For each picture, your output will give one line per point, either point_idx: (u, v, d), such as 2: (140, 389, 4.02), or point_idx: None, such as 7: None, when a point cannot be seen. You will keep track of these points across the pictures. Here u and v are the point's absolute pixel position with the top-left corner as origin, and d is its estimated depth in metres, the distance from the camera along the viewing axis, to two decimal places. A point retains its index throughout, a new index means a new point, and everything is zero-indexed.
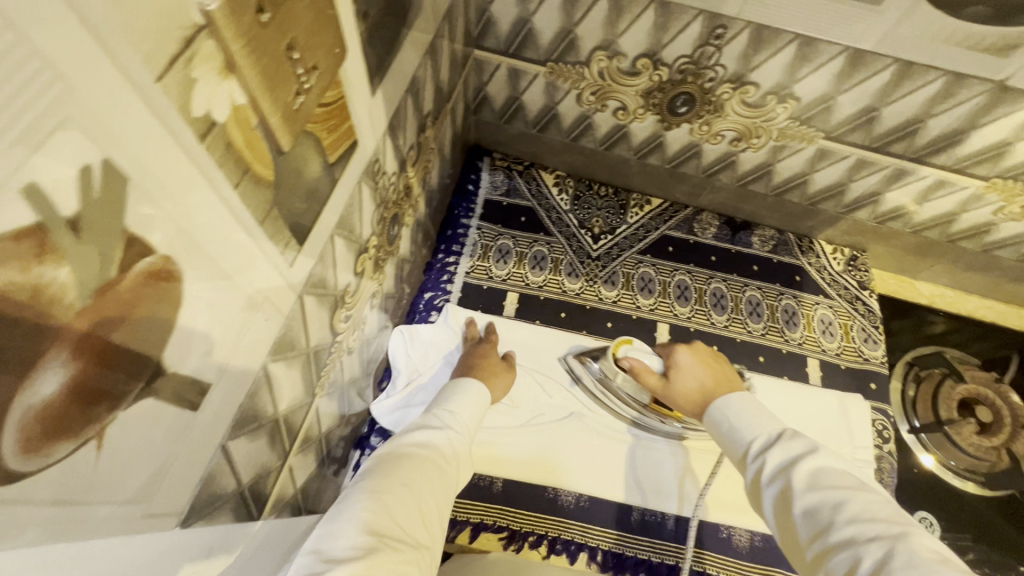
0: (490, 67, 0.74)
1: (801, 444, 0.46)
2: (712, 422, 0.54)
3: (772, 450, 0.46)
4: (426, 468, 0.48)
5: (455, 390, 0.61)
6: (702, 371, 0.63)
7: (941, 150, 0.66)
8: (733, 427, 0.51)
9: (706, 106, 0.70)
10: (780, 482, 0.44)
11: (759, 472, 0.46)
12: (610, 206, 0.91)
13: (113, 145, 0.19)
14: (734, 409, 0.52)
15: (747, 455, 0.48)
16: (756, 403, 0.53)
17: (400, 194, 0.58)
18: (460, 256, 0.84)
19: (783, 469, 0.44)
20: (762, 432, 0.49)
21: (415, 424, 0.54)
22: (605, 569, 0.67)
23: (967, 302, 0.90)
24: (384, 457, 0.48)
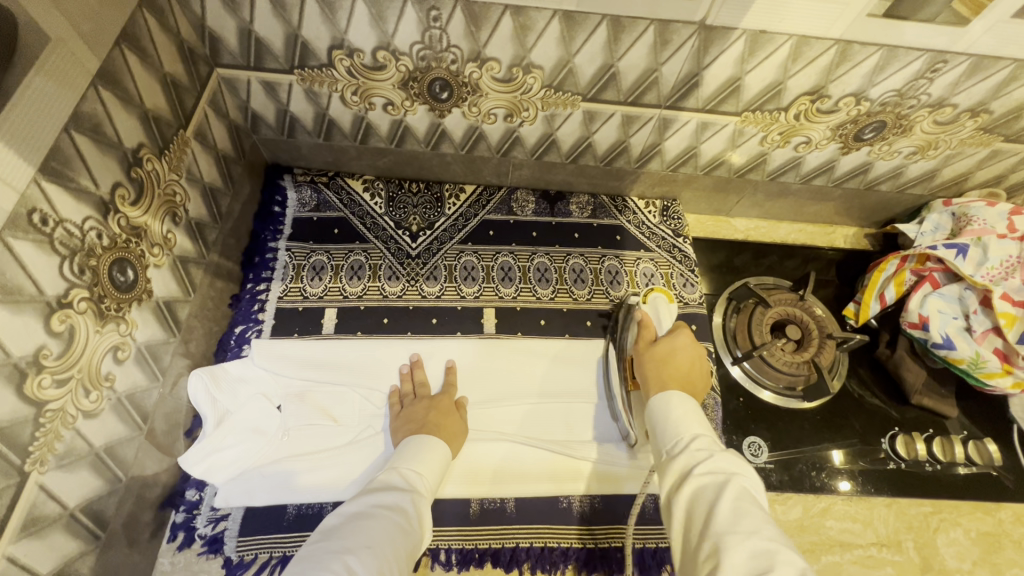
0: (242, 84, 0.71)
1: (738, 458, 0.50)
2: (661, 402, 0.58)
3: (718, 453, 0.50)
4: (386, 529, 0.52)
5: (414, 445, 0.63)
6: (685, 360, 0.65)
7: (687, 94, 0.69)
8: (682, 422, 0.55)
9: (463, 89, 0.70)
10: (716, 480, 0.47)
11: (692, 464, 0.50)
12: (426, 201, 0.90)
13: None
14: (685, 407, 0.56)
15: (689, 449, 0.51)
16: (703, 414, 0.57)
17: (122, 238, 0.54)
18: (271, 281, 0.81)
19: (720, 473, 0.48)
20: (707, 438, 0.52)
21: (374, 488, 0.57)
22: (449, 568, 0.67)
23: (779, 230, 0.97)
24: (350, 520, 0.52)
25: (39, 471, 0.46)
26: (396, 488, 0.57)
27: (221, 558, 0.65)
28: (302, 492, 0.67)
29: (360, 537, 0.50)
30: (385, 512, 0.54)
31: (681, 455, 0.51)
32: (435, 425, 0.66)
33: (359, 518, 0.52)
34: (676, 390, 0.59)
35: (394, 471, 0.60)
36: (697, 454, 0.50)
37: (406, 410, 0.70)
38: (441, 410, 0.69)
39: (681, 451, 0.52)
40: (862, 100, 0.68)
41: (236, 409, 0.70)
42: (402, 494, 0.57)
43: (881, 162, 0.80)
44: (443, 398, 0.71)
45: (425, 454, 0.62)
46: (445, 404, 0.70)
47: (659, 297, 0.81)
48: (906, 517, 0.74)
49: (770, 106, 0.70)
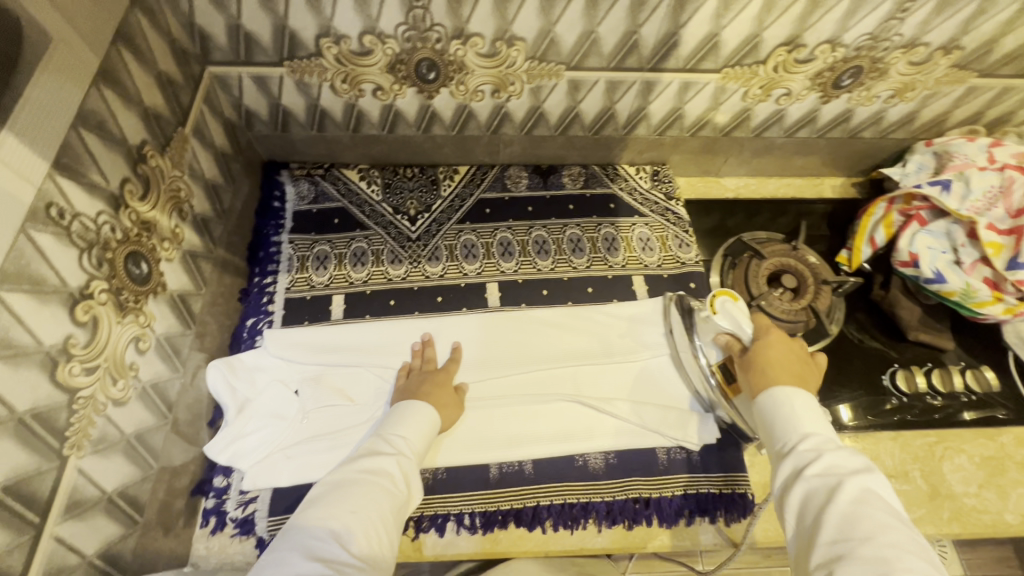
0: (234, 80, 0.72)
1: (857, 460, 0.51)
2: (773, 394, 0.59)
3: (828, 454, 0.52)
4: (371, 490, 0.54)
5: (408, 412, 0.65)
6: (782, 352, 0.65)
7: (667, 55, 0.71)
8: (792, 418, 0.56)
9: (450, 67, 0.71)
10: (828, 483, 0.50)
11: (803, 466, 0.52)
12: (421, 184, 0.91)
13: None
14: (794, 408, 0.57)
15: (797, 450, 0.53)
16: (815, 411, 0.57)
17: (134, 231, 0.55)
18: (278, 274, 0.83)
19: (834, 476, 0.50)
20: (819, 439, 0.54)
21: (366, 452, 0.60)
22: (475, 531, 0.69)
23: (768, 185, 0.98)
24: (334, 488, 0.55)
25: (77, 455, 0.48)
26: (382, 453, 0.59)
27: (253, 539, 0.66)
28: (325, 470, 0.68)
29: (343, 504, 0.52)
30: (370, 473, 0.56)
31: (789, 455, 0.54)
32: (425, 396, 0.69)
33: (343, 480, 0.55)
34: (784, 387, 0.59)
35: (380, 438, 0.62)
36: (806, 455, 0.52)
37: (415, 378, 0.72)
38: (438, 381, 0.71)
39: (790, 452, 0.54)
40: (837, 46, 0.71)
41: (256, 396, 0.72)
42: (387, 457, 0.59)
43: (861, 108, 0.82)
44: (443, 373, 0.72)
45: (414, 422, 0.64)
46: (443, 377, 0.72)
47: (725, 302, 0.71)
48: (911, 448, 0.77)
49: (748, 61, 0.72)
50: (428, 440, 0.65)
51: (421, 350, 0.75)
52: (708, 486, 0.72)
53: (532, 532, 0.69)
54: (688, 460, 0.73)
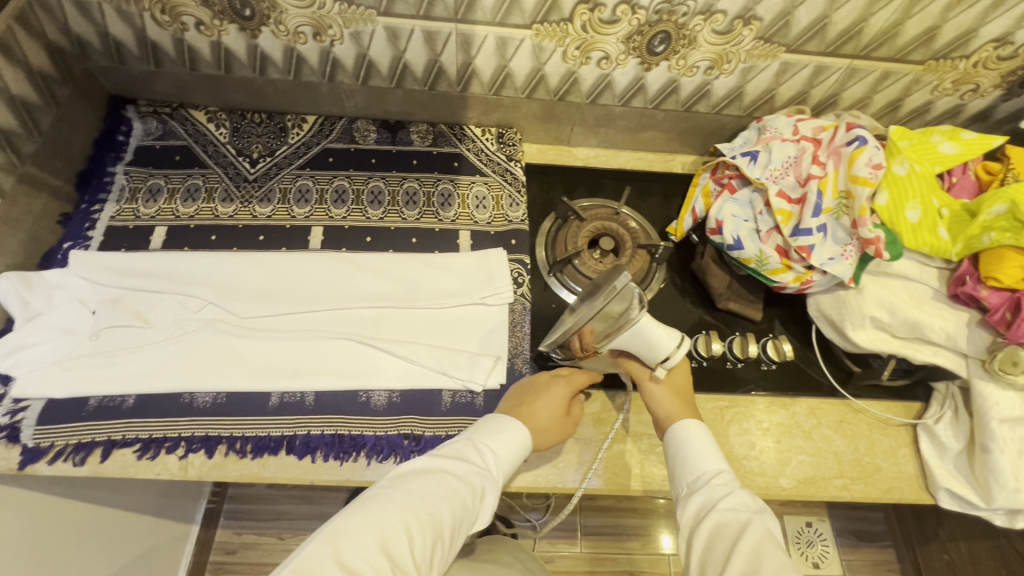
0: (55, 4, 0.75)
1: (760, 501, 0.56)
2: (686, 433, 0.61)
3: (740, 492, 0.56)
4: (447, 500, 0.56)
5: (502, 424, 0.64)
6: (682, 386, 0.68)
7: (472, 6, 0.73)
8: (701, 452, 0.60)
9: (263, 5, 0.74)
10: (741, 518, 0.53)
11: (715, 499, 0.55)
12: (268, 130, 0.93)
13: None
14: (697, 440, 0.61)
15: (711, 483, 0.57)
16: (713, 442, 0.61)
17: None
18: (106, 203, 0.84)
19: (745, 513, 0.54)
20: (726, 475, 0.58)
21: (455, 457, 0.60)
22: (244, 456, 0.69)
23: (619, 158, 0.99)
24: (414, 482, 0.56)
25: None
26: (469, 462, 0.60)
27: (19, 447, 0.67)
28: (104, 384, 0.70)
29: (417, 502, 0.54)
30: (453, 483, 0.57)
31: (704, 487, 0.57)
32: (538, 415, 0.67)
33: (423, 478, 0.57)
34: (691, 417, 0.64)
35: (470, 444, 0.62)
36: (719, 489, 0.56)
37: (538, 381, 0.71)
38: (541, 393, 0.69)
39: (701, 486, 0.57)
40: (637, 8, 0.73)
41: (49, 310, 0.73)
42: (471, 468, 0.60)
43: (685, 79, 0.84)
44: (551, 389, 0.69)
45: (505, 436, 0.63)
46: (553, 391, 0.69)
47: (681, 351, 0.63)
48: (702, 411, 0.77)
49: (554, 18, 0.74)
50: (516, 465, 0.64)
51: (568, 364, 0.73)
52: None
53: (301, 460, 0.70)
54: (470, 405, 0.74)
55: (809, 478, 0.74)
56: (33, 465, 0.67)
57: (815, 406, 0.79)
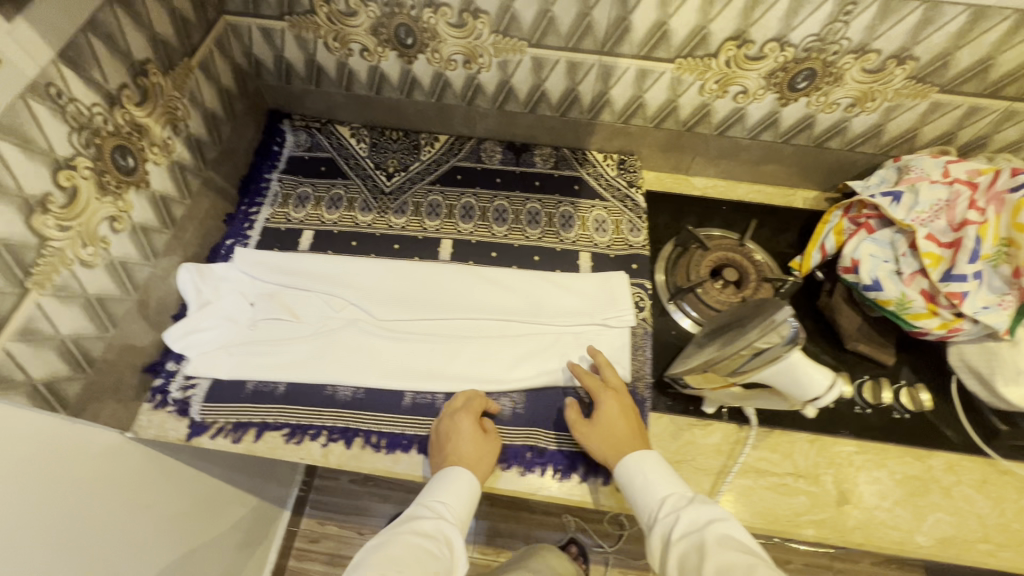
0: (245, 31, 0.85)
1: (711, 508, 0.60)
2: (625, 474, 0.65)
3: (686, 514, 0.59)
4: (419, 555, 0.58)
5: (441, 477, 0.67)
6: (618, 422, 0.69)
7: (621, 40, 0.76)
8: (641, 488, 0.64)
9: (425, 35, 0.80)
10: (696, 544, 0.56)
11: (669, 531, 0.59)
12: (403, 147, 1.00)
13: None
14: (636, 473, 0.65)
15: (661, 518, 0.61)
16: (659, 464, 0.65)
17: (125, 128, 0.67)
18: (263, 206, 0.93)
19: (697, 533, 0.57)
20: (675, 498, 0.62)
21: (408, 518, 0.63)
22: (379, 449, 0.74)
23: (737, 190, 0.99)
24: (380, 551, 0.58)
25: (38, 290, 0.58)
26: (424, 517, 0.63)
27: (187, 420, 0.75)
28: (261, 371, 0.77)
29: (388, 566, 0.56)
30: (416, 540, 0.60)
31: (658, 524, 0.61)
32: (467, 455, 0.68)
33: (386, 549, 0.59)
34: (632, 455, 0.66)
35: (421, 504, 0.65)
36: (668, 520, 0.60)
37: (440, 428, 0.71)
38: (455, 434, 0.69)
39: (657, 519, 0.61)
40: (786, 45, 0.73)
41: (217, 299, 0.81)
42: (427, 522, 0.63)
43: (823, 115, 0.83)
44: (460, 423, 0.70)
45: (451, 484, 0.66)
46: (461, 425, 0.69)
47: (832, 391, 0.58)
48: (828, 453, 0.75)
49: (700, 53, 0.76)
50: (472, 508, 0.67)
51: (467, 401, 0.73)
52: None
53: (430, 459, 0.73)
54: None
55: (949, 537, 0.69)
56: (198, 438, 0.74)
57: (954, 461, 0.74)
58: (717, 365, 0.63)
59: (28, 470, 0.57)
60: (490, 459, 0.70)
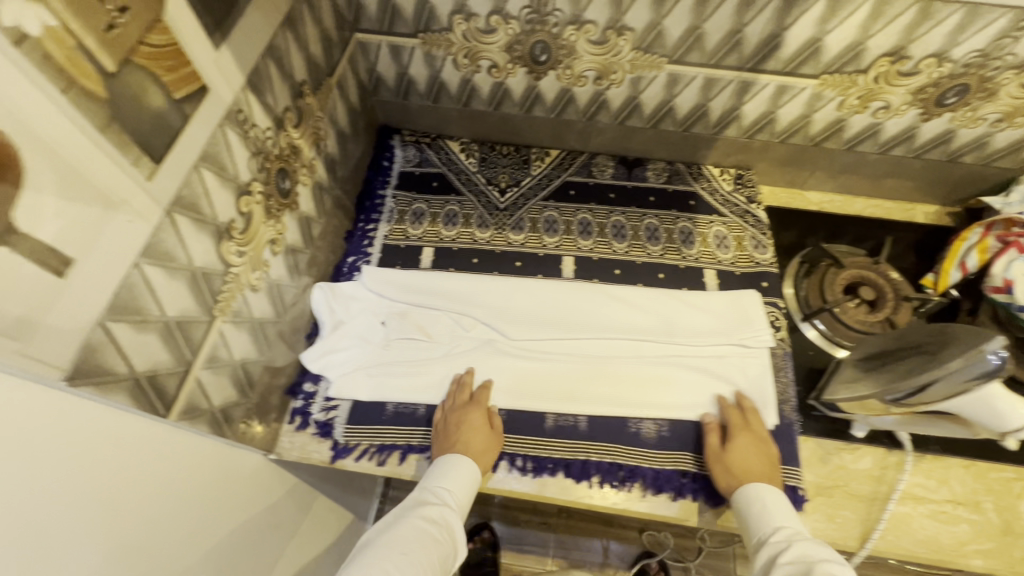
0: (374, 48, 0.84)
1: (826, 550, 0.56)
2: (745, 496, 0.65)
3: (797, 544, 0.57)
4: (420, 540, 0.60)
5: (447, 464, 0.68)
6: (757, 456, 0.69)
7: (768, 55, 0.75)
8: (760, 514, 0.63)
9: (561, 51, 0.79)
10: (800, 568, 0.54)
11: (777, 554, 0.58)
12: (514, 162, 0.99)
13: None
14: (761, 498, 0.64)
15: (771, 540, 0.59)
16: (782, 500, 0.64)
17: (286, 151, 0.66)
18: (379, 222, 0.93)
19: (805, 562, 0.55)
20: (792, 530, 0.60)
21: (417, 502, 0.65)
22: (525, 473, 0.73)
23: (854, 204, 0.98)
24: (392, 534, 0.60)
25: (221, 317, 0.58)
26: (432, 503, 0.65)
27: (330, 441, 0.75)
28: (400, 392, 0.76)
29: (397, 549, 0.58)
30: (421, 526, 0.62)
31: (764, 546, 0.60)
32: (471, 442, 0.69)
33: (396, 530, 0.61)
34: (768, 485, 0.66)
35: (425, 488, 0.67)
36: (779, 544, 0.58)
37: (449, 419, 0.72)
38: (467, 424, 0.70)
39: (766, 542, 0.60)
40: (944, 61, 0.71)
41: (349, 319, 0.81)
42: (435, 508, 0.64)
43: (965, 130, 0.81)
44: (470, 414, 0.71)
45: (455, 472, 0.67)
46: (473, 415, 0.71)
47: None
48: (985, 480, 0.73)
49: (849, 68, 0.75)
50: (473, 492, 0.68)
51: (462, 380, 0.76)
52: None
53: (578, 484, 0.73)
54: None
55: None
56: (342, 460, 0.74)
57: None
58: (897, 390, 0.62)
59: (208, 495, 0.57)
60: (490, 452, 0.71)
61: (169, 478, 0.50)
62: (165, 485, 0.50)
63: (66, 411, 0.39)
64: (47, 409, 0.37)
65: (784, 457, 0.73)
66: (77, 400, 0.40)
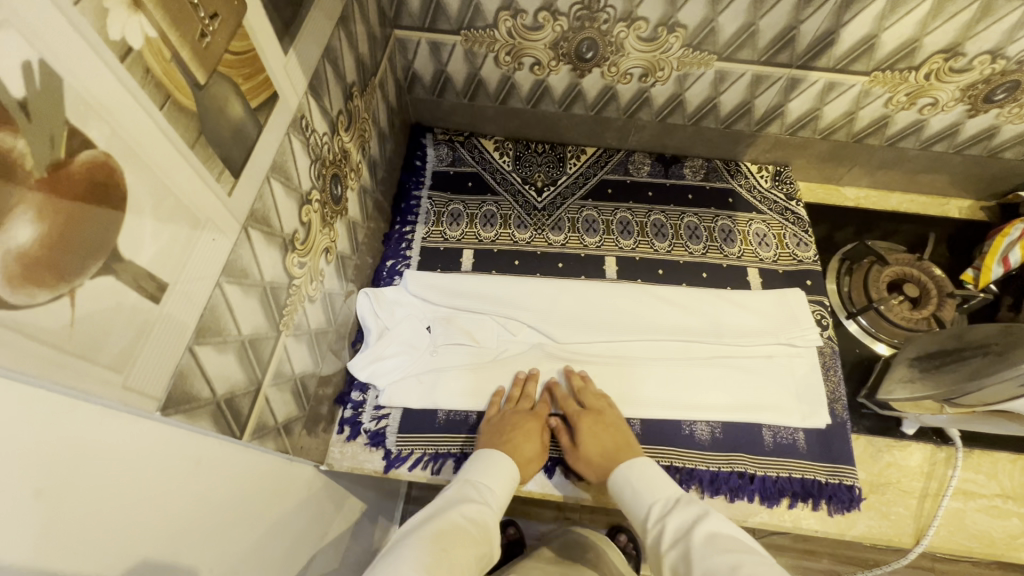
0: (412, 45, 0.82)
1: (701, 512, 0.56)
2: (619, 482, 0.64)
3: (671, 517, 0.57)
4: (462, 535, 0.55)
5: (489, 458, 0.66)
6: (593, 444, 0.68)
7: (821, 53, 0.73)
8: (627, 495, 0.63)
9: (609, 48, 0.77)
10: (683, 544, 0.53)
11: (659, 531, 0.57)
12: (549, 160, 0.97)
13: (78, 80, 0.27)
14: (626, 481, 0.64)
15: (651, 517, 0.59)
16: (651, 473, 0.64)
17: (338, 156, 0.64)
18: (416, 224, 0.90)
19: (690, 533, 0.54)
20: (653, 507, 0.60)
21: (457, 497, 0.61)
22: (581, 478, 0.73)
23: (890, 200, 0.98)
24: (431, 523, 0.55)
25: (286, 332, 0.56)
26: (472, 499, 0.61)
27: (382, 451, 0.74)
28: (451, 399, 0.75)
29: (438, 538, 0.53)
30: (462, 517, 0.57)
31: (646, 525, 0.59)
32: (518, 441, 0.68)
33: (437, 520, 0.56)
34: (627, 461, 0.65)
35: (467, 484, 0.63)
36: (654, 524, 0.58)
37: (506, 418, 0.71)
38: (522, 428, 0.70)
39: (647, 521, 0.59)
40: (998, 58, 0.71)
41: (393, 325, 0.78)
42: (474, 503, 0.60)
43: (1009, 126, 0.82)
44: (525, 419, 0.71)
45: (497, 470, 0.65)
46: (530, 421, 0.71)
47: None
48: None
49: (901, 65, 0.74)
50: (509, 497, 0.65)
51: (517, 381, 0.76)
52: (814, 473, 0.72)
53: None
54: (792, 446, 0.74)
55: None
56: (396, 469, 0.73)
57: None
58: (964, 394, 0.63)
59: (258, 510, 0.52)
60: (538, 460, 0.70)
61: (235, 478, 0.47)
62: (233, 485, 0.47)
63: (159, 442, 0.37)
64: (142, 439, 0.35)
65: (838, 456, 0.73)
66: (168, 428, 0.38)
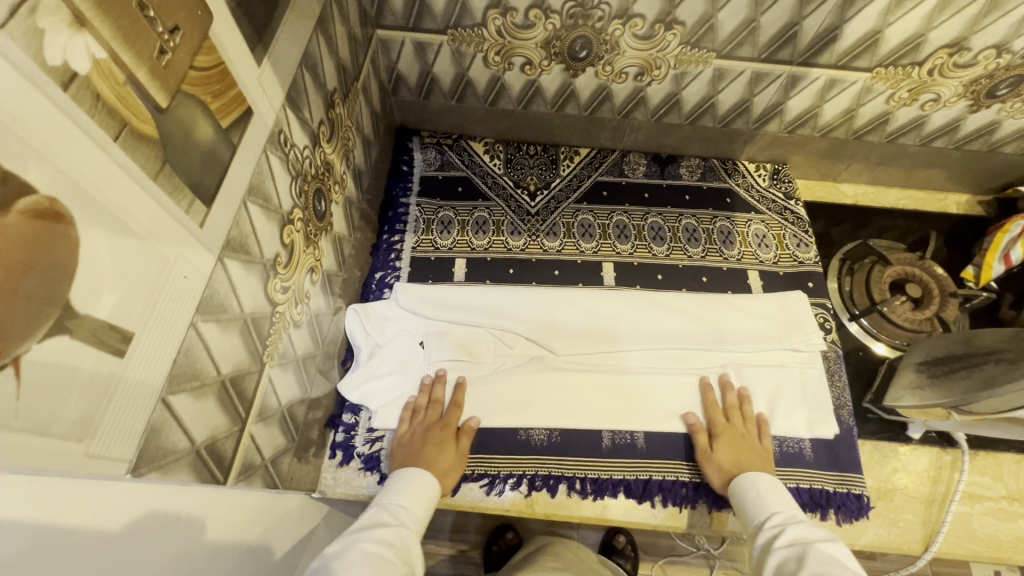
0: (396, 45, 0.78)
1: (819, 530, 0.53)
2: (742, 491, 0.63)
3: (792, 527, 0.54)
4: (383, 558, 0.48)
5: (405, 479, 0.62)
6: (730, 455, 0.67)
7: (824, 49, 0.71)
8: (753, 504, 0.60)
9: (603, 47, 0.74)
10: (795, 551, 0.51)
11: (771, 537, 0.54)
12: (542, 162, 0.94)
13: (11, 115, 0.23)
14: (757, 492, 0.61)
15: (767, 524, 0.56)
16: (778, 489, 0.61)
17: (321, 169, 0.60)
18: (405, 233, 0.86)
19: (803, 544, 0.51)
20: (782, 516, 0.57)
21: (368, 524, 0.54)
22: (584, 495, 0.71)
23: (888, 196, 0.96)
24: (346, 552, 0.48)
25: (270, 363, 0.52)
26: (386, 524, 0.54)
27: (376, 476, 0.70)
28: None
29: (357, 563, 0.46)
30: (377, 542, 0.50)
31: (760, 530, 0.56)
32: (432, 454, 0.65)
33: (350, 548, 0.48)
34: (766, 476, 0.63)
35: (381, 509, 0.57)
36: (772, 530, 0.55)
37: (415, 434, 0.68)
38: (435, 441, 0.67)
39: (763, 527, 0.57)
40: (1004, 52, 0.69)
41: (385, 342, 0.75)
42: (390, 528, 0.53)
43: (1010, 121, 0.80)
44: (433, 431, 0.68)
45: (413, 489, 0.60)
46: (439, 433, 0.68)
47: None
48: None
49: (905, 61, 0.71)
50: (428, 515, 0.60)
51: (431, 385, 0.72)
52: (823, 483, 0.71)
53: (641, 504, 0.71)
54: (800, 457, 0.72)
55: None
56: None
57: None
58: (976, 402, 0.61)
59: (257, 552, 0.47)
60: (460, 468, 0.67)
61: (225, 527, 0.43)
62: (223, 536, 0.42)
63: (135, 506, 0.33)
64: (115, 508, 0.31)
65: (846, 464, 0.71)
66: (143, 489, 0.34)
